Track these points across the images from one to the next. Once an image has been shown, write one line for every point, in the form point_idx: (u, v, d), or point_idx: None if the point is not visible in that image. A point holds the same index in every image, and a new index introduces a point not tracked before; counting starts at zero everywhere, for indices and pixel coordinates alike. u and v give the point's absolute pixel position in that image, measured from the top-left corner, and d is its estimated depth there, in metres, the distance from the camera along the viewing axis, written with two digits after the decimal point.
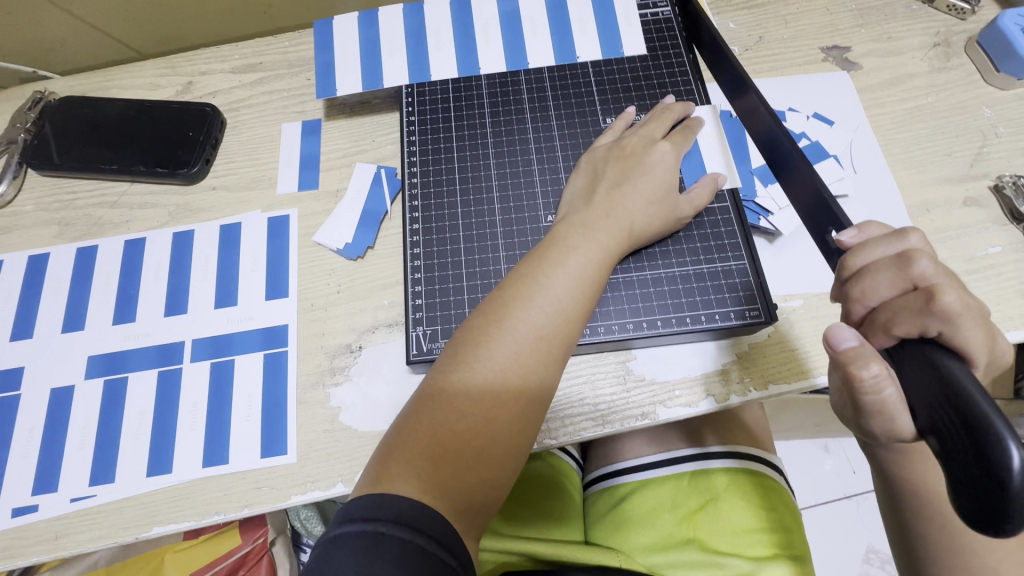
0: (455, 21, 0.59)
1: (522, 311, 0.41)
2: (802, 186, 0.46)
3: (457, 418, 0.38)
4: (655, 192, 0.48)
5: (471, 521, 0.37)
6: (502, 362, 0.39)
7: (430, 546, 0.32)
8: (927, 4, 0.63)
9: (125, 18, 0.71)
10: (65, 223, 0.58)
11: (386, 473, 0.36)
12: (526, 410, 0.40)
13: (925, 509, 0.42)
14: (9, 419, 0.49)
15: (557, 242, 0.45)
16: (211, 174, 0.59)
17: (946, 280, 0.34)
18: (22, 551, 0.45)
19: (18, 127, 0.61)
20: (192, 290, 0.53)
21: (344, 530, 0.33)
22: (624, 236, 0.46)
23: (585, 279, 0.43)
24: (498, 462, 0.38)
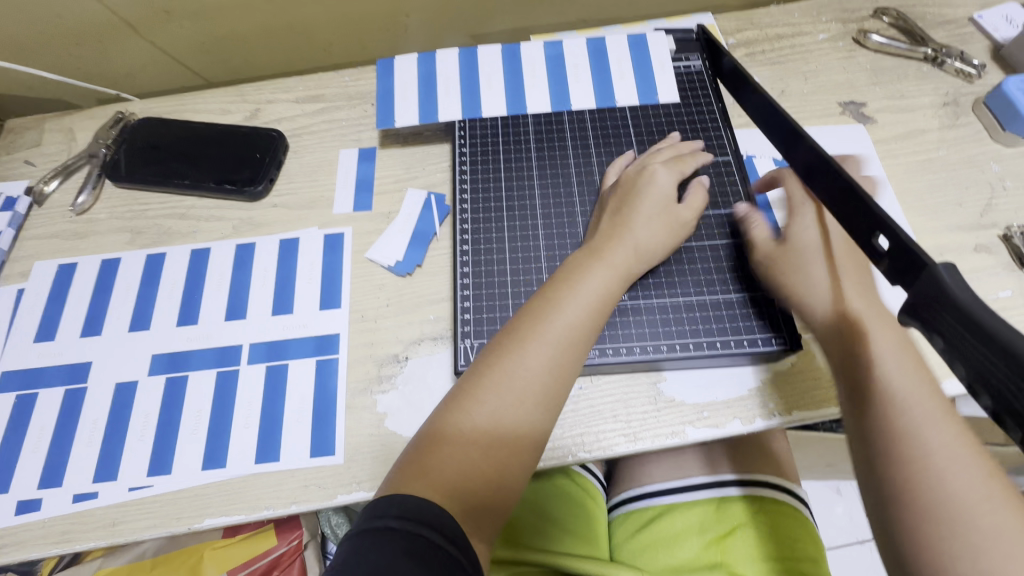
0: (506, 67, 0.65)
1: (536, 330, 0.45)
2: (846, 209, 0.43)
3: (473, 429, 0.42)
4: (663, 222, 0.51)
5: (477, 524, 0.40)
6: (516, 375, 0.43)
7: (435, 538, 0.35)
8: (936, 67, 0.68)
9: (200, 49, 0.77)
10: (136, 231, 0.62)
11: (408, 473, 0.40)
12: (535, 421, 0.43)
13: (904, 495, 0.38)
14: (76, 409, 0.53)
15: (571, 268, 0.48)
16: (273, 193, 0.64)
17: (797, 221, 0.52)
18: (80, 536, 0.48)
19: (101, 142, 0.67)
20: (250, 299, 0.57)
21: (359, 530, 0.36)
22: (628, 260, 0.49)
23: (595, 300, 0.46)
24: (511, 471, 0.42)
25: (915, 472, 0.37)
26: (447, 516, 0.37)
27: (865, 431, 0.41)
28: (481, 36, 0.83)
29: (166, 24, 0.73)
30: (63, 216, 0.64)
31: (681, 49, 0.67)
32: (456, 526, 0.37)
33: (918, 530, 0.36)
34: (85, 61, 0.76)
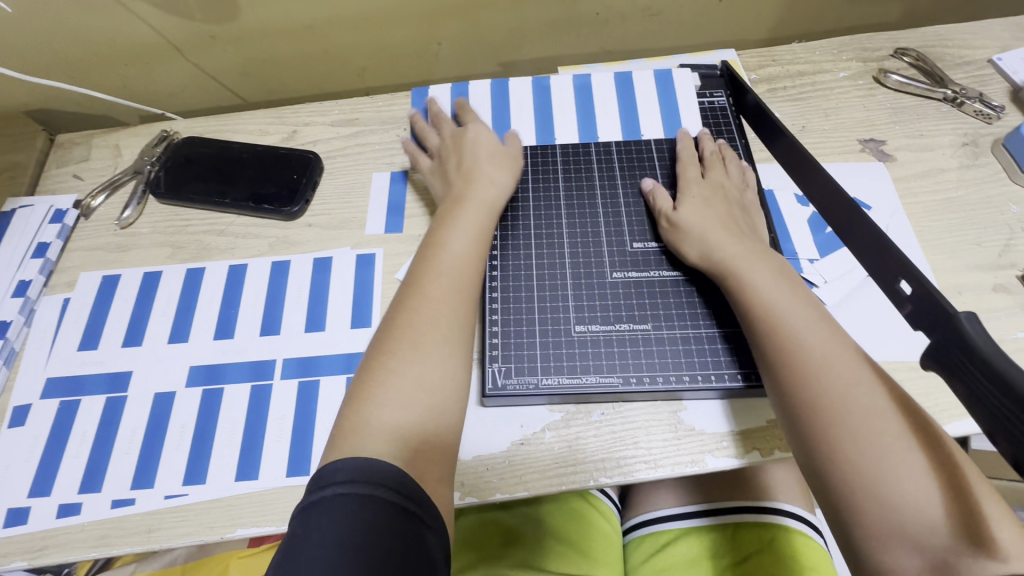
0: (536, 101, 0.68)
1: (434, 273, 0.50)
2: (882, 257, 0.44)
3: (401, 374, 0.45)
4: (511, 167, 0.61)
5: (425, 465, 0.41)
6: (420, 314, 0.48)
7: (388, 497, 0.36)
8: (955, 107, 0.70)
9: (240, 71, 0.81)
10: (177, 246, 0.65)
11: (341, 438, 0.42)
12: (438, 342, 0.47)
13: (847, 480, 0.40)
14: (116, 417, 0.55)
15: (454, 216, 0.55)
16: (309, 213, 0.67)
17: (699, 198, 0.57)
18: (118, 541, 0.49)
19: (146, 159, 0.71)
20: (284, 315, 0.60)
21: (310, 500, 0.37)
22: (489, 200, 0.58)
23: (470, 238, 0.54)
24: (445, 405, 0.45)
25: (850, 463, 0.40)
26: (397, 470, 0.38)
27: (800, 424, 0.43)
28: (508, 64, 0.86)
29: (210, 48, 0.76)
30: (109, 229, 0.67)
31: (707, 85, 0.69)
32: (407, 478, 0.38)
33: (839, 473, 0.40)
34: (132, 81, 0.79)
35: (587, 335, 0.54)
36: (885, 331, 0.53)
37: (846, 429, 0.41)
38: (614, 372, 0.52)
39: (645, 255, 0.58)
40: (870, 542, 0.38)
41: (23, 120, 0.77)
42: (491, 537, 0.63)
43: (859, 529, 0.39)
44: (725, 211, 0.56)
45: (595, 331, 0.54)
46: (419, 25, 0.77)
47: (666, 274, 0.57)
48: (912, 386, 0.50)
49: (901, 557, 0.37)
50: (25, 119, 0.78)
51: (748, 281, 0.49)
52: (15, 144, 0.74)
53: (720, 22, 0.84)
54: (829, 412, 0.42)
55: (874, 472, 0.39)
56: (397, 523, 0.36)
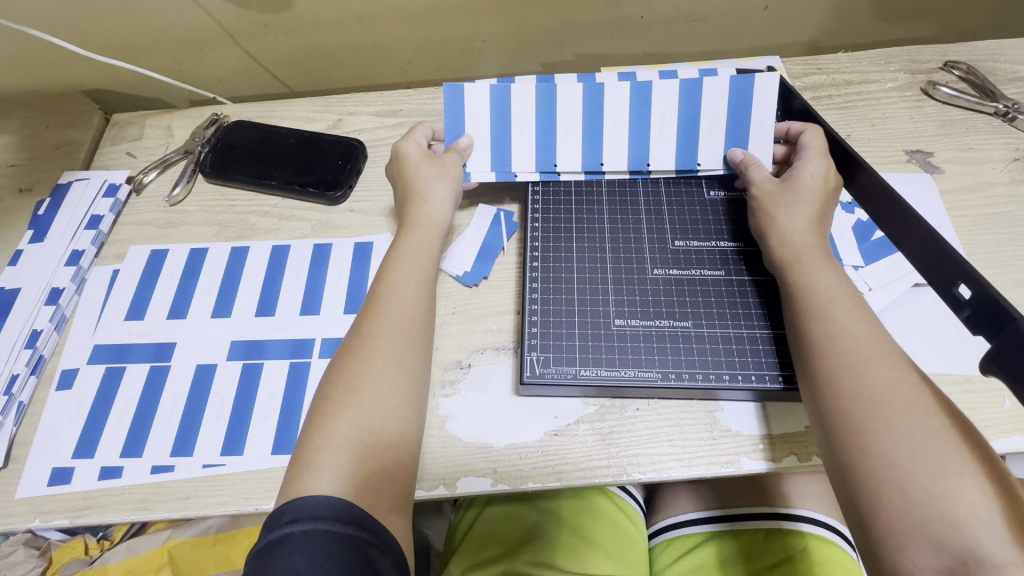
0: (587, 110, 0.61)
1: (376, 312, 0.50)
2: (938, 263, 0.44)
3: (338, 419, 0.44)
4: (445, 181, 0.59)
5: (376, 497, 0.41)
6: (363, 349, 0.47)
7: (332, 526, 0.38)
8: (1008, 122, 0.69)
9: (289, 61, 0.83)
10: (223, 224, 0.67)
11: (298, 471, 0.42)
12: (373, 376, 0.46)
13: (879, 491, 0.39)
14: (158, 386, 0.56)
15: (396, 249, 0.55)
16: (352, 199, 0.68)
17: (808, 175, 0.55)
18: (156, 505, 0.50)
19: (196, 140, 0.73)
20: (324, 297, 0.61)
21: (259, 546, 0.37)
22: (429, 228, 0.56)
23: (416, 269, 0.53)
24: (390, 440, 0.44)
25: (884, 470, 0.39)
26: (341, 501, 0.39)
27: (834, 429, 0.42)
28: (550, 64, 0.87)
29: (263, 37, 0.79)
30: (158, 206, 0.69)
31: None
32: (355, 509, 0.39)
33: (868, 466, 0.40)
34: (185, 65, 0.82)
35: (627, 329, 0.54)
36: (929, 342, 0.52)
37: (874, 424, 0.40)
38: (653, 367, 0.52)
39: (686, 255, 0.58)
40: (888, 539, 0.38)
41: (81, 98, 0.81)
42: (514, 530, 0.63)
43: (889, 539, 0.38)
44: (823, 193, 0.54)
45: (635, 326, 0.54)
46: (467, 20, 0.78)
47: (707, 274, 0.57)
48: (955, 399, 0.49)
49: (918, 557, 0.36)
50: (83, 98, 0.81)
51: (804, 272, 0.49)
52: (74, 121, 0.78)
53: (766, 29, 0.84)
54: (865, 420, 0.41)
55: (902, 466, 0.38)
56: (344, 552, 0.37)
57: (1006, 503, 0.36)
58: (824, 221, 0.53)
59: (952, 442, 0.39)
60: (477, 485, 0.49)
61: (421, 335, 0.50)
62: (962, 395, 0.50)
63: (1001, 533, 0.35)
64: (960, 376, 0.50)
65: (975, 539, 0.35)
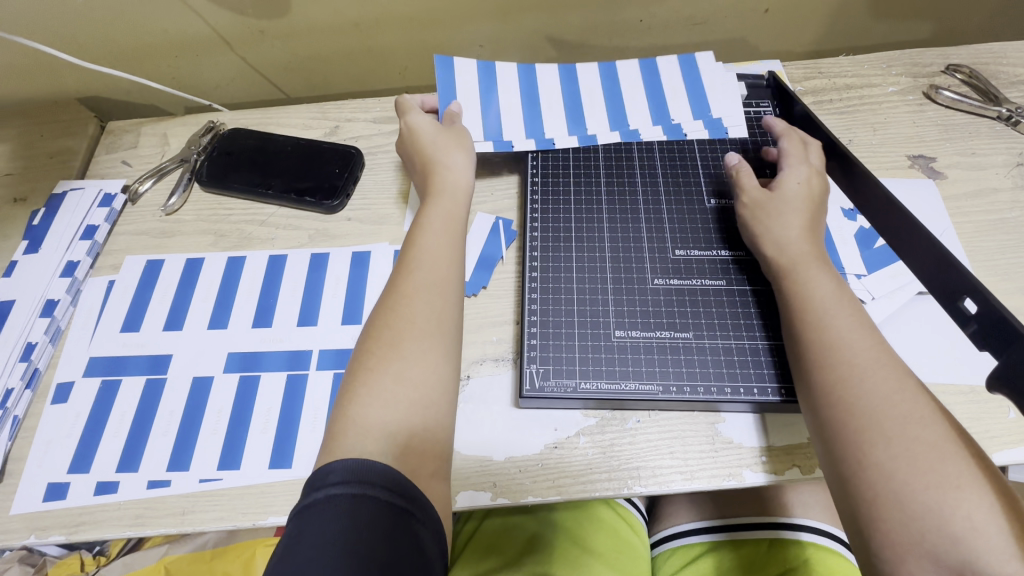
0: (564, 92, 0.69)
1: (409, 274, 0.49)
2: (943, 275, 0.43)
3: (383, 372, 0.44)
4: (462, 150, 0.59)
5: (417, 461, 0.41)
6: (397, 309, 0.47)
7: (380, 495, 0.36)
8: (1011, 126, 0.68)
9: (285, 67, 0.82)
10: (220, 234, 0.66)
11: (335, 438, 0.41)
12: (411, 332, 0.46)
13: (879, 503, 0.38)
14: (154, 399, 0.56)
15: (425, 215, 0.54)
16: (349, 207, 0.67)
17: (795, 181, 0.55)
18: (152, 521, 0.50)
19: (192, 149, 0.72)
20: (322, 307, 0.60)
21: (302, 503, 0.36)
22: (459, 193, 0.56)
23: (446, 233, 0.52)
24: (432, 397, 0.44)
25: (884, 482, 0.38)
26: (390, 468, 0.37)
27: (833, 439, 0.42)
28: None
29: (259, 43, 0.78)
30: (154, 215, 0.68)
31: (753, 94, 0.69)
32: (400, 477, 0.37)
33: (867, 477, 0.39)
34: (181, 71, 0.81)
35: (627, 340, 0.54)
36: (933, 352, 0.52)
37: (874, 435, 0.40)
38: (654, 379, 0.52)
39: (687, 264, 0.58)
40: (887, 552, 0.37)
41: (76, 107, 0.80)
42: (515, 542, 0.63)
43: (888, 551, 0.37)
44: (809, 199, 0.54)
45: (635, 337, 0.54)
46: (464, 25, 0.78)
47: (708, 283, 0.56)
48: (959, 410, 0.49)
49: (917, 571, 0.36)
50: (77, 106, 0.80)
51: (802, 279, 0.48)
52: (69, 130, 0.77)
53: (766, 32, 0.83)
54: (866, 430, 0.40)
55: (903, 479, 0.38)
56: (390, 523, 0.35)
57: (1009, 518, 0.36)
58: (815, 228, 0.52)
59: (954, 456, 0.38)
60: (476, 499, 0.49)
61: (456, 295, 0.49)
62: (966, 406, 0.49)
63: (1003, 549, 0.35)
64: (964, 387, 0.50)
65: (975, 553, 0.35)
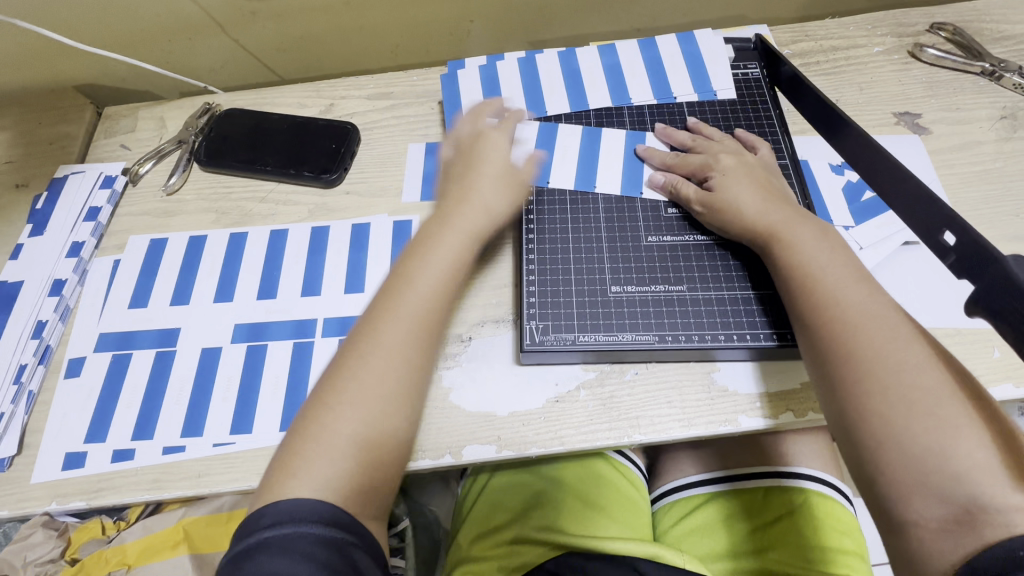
0: (565, 70, 0.69)
1: (388, 314, 0.48)
2: (924, 210, 0.45)
3: (332, 425, 0.43)
4: (500, 190, 0.57)
5: (362, 506, 0.42)
6: (364, 362, 0.45)
7: (314, 529, 0.38)
8: (994, 81, 0.69)
9: (278, 48, 0.83)
10: (221, 212, 0.67)
11: (280, 476, 0.41)
12: (384, 388, 0.45)
13: (883, 447, 0.40)
14: (165, 370, 0.57)
15: (426, 246, 0.52)
16: (347, 181, 0.68)
17: (729, 170, 0.56)
18: (169, 484, 0.52)
19: (190, 130, 0.73)
20: (325, 277, 0.62)
21: (236, 550, 0.38)
22: (480, 231, 0.54)
23: (444, 272, 0.51)
24: (386, 445, 0.44)
25: (886, 428, 0.40)
26: (319, 504, 0.39)
27: (835, 390, 0.43)
28: (538, 41, 0.87)
29: (251, 24, 0.78)
30: (155, 196, 0.69)
31: (741, 57, 0.69)
32: (335, 511, 0.39)
33: (869, 424, 0.41)
34: (175, 56, 0.82)
35: (623, 295, 0.55)
36: (921, 297, 0.53)
37: (876, 384, 0.41)
38: (649, 330, 0.53)
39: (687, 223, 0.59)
40: (893, 492, 0.39)
41: (72, 94, 0.81)
42: (519, 496, 0.65)
43: (892, 491, 0.39)
44: (754, 179, 0.55)
45: (630, 292, 0.55)
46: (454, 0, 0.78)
47: (700, 238, 0.57)
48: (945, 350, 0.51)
49: (922, 508, 0.38)
50: (73, 93, 0.81)
51: (784, 241, 0.50)
52: (66, 117, 0.78)
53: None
54: (868, 379, 0.42)
55: (904, 424, 0.39)
56: (325, 552, 0.37)
57: (1005, 453, 0.38)
58: (771, 196, 0.53)
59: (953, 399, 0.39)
60: (483, 452, 0.51)
61: (431, 353, 0.48)
62: (951, 347, 0.51)
63: (1002, 482, 0.36)
64: (950, 330, 0.52)
65: (975, 486, 0.37)
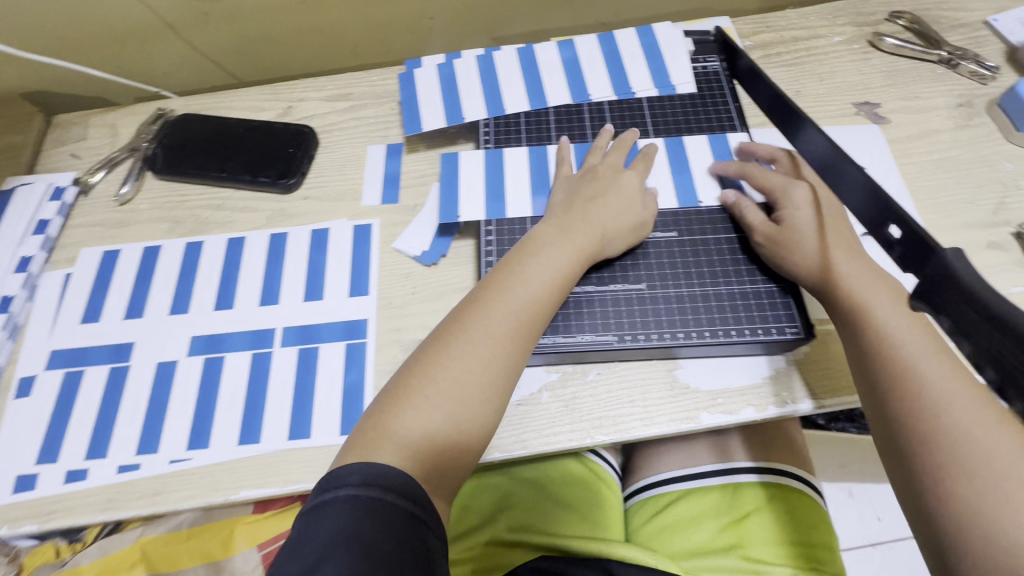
0: (524, 68, 0.68)
1: (494, 307, 0.48)
2: (874, 210, 0.44)
3: (421, 400, 0.44)
4: (626, 216, 0.55)
5: (439, 482, 0.43)
6: (471, 352, 0.46)
7: (397, 500, 0.38)
8: (951, 69, 0.70)
9: (234, 50, 0.81)
10: (175, 221, 0.66)
11: (369, 439, 0.42)
12: (493, 384, 0.46)
13: (968, 534, 0.38)
14: (119, 386, 0.56)
15: (534, 244, 0.52)
16: (305, 186, 0.67)
17: (803, 208, 0.53)
18: (125, 504, 0.51)
19: (143, 137, 0.71)
20: (284, 285, 0.60)
21: (313, 504, 0.38)
22: (594, 241, 0.53)
23: (556, 273, 0.50)
24: (471, 432, 0.45)
25: (970, 513, 0.38)
26: (405, 474, 0.39)
27: (914, 467, 0.41)
28: (501, 38, 0.86)
29: (204, 26, 0.76)
30: (107, 206, 0.67)
31: (700, 50, 0.69)
32: (415, 484, 0.39)
33: (951, 508, 0.39)
34: (127, 60, 0.79)
35: (581, 295, 0.54)
36: None
37: (959, 466, 0.39)
38: (609, 330, 0.53)
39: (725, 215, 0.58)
40: None
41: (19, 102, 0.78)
42: (488, 499, 0.65)
43: None
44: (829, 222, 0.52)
45: (590, 291, 0.55)
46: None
47: (660, 236, 0.57)
48: None
49: None
50: (21, 102, 0.78)
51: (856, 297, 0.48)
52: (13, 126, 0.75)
53: None
54: (949, 458, 0.40)
55: (992, 512, 0.37)
56: (402, 525, 0.37)
57: None
58: (850, 245, 0.51)
59: None
60: None
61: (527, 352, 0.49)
62: None
63: None
64: None
65: None
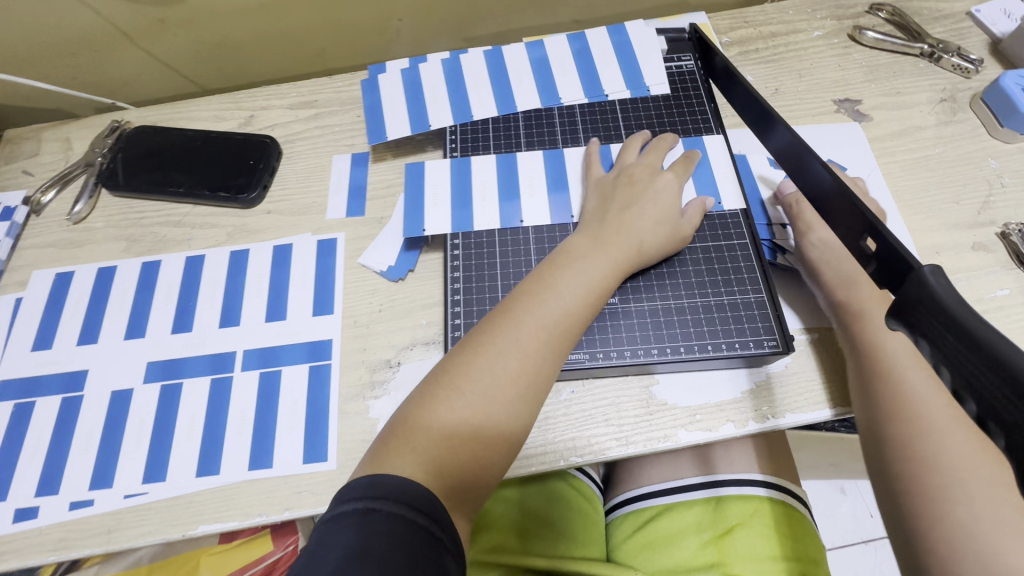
0: (492, 71, 0.65)
1: (528, 318, 0.45)
2: (848, 223, 0.41)
3: (447, 409, 0.41)
4: (664, 223, 0.52)
5: (458, 500, 0.40)
6: (504, 364, 0.43)
7: (413, 516, 0.34)
8: (933, 62, 0.68)
9: (194, 57, 0.78)
10: (132, 239, 0.63)
11: (389, 446, 0.40)
12: (524, 401, 0.43)
13: (955, 555, 0.39)
14: (72, 417, 0.53)
15: (569, 250, 0.49)
16: (267, 199, 0.64)
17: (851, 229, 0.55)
18: (77, 543, 0.48)
19: (96, 151, 0.68)
20: (245, 305, 0.58)
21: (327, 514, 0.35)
22: (633, 251, 0.50)
23: (593, 284, 0.47)
24: (498, 449, 0.42)
25: (958, 537, 0.40)
26: (422, 487, 0.36)
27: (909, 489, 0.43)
28: (472, 38, 0.83)
29: (161, 33, 0.73)
30: (60, 225, 0.64)
31: (674, 49, 0.67)
32: (431, 498, 0.36)
33: (942, 532, 0.40)
34: (81, 71, 0.76)
35: None
36: None
37: (947, 493, 0.41)
38: (581, 347, 0.51)
39: (712, 222, 0.56)
40: None
41: None
42: None
43: None
44: None
45: None
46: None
47: None
48: None
49: None
50: None
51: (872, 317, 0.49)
52: None
53: None
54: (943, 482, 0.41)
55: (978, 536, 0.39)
56: (416, 542, 0.34)
57: None
58: None
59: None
60: None
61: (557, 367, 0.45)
62: None
63: None
64: None
65: None
